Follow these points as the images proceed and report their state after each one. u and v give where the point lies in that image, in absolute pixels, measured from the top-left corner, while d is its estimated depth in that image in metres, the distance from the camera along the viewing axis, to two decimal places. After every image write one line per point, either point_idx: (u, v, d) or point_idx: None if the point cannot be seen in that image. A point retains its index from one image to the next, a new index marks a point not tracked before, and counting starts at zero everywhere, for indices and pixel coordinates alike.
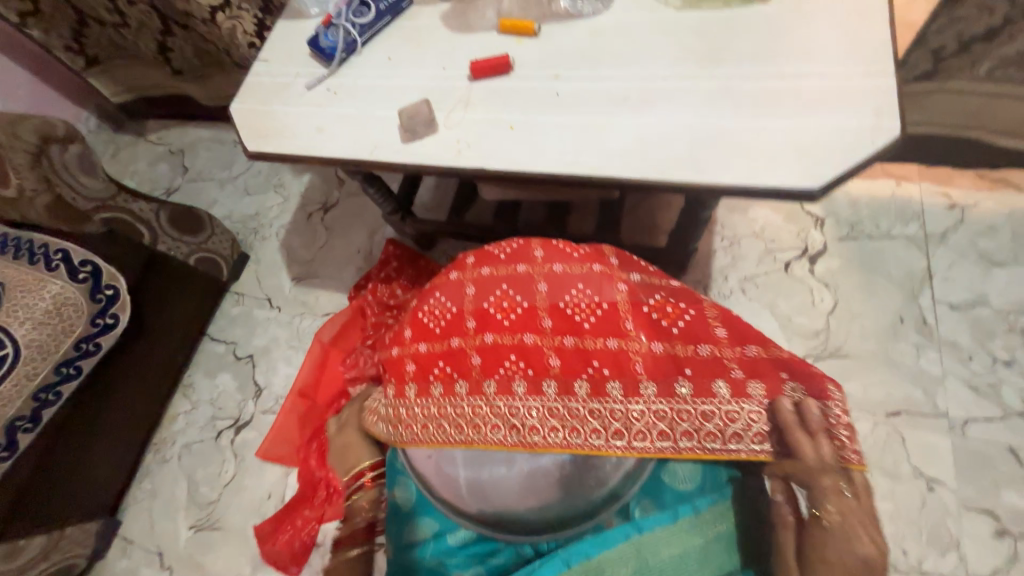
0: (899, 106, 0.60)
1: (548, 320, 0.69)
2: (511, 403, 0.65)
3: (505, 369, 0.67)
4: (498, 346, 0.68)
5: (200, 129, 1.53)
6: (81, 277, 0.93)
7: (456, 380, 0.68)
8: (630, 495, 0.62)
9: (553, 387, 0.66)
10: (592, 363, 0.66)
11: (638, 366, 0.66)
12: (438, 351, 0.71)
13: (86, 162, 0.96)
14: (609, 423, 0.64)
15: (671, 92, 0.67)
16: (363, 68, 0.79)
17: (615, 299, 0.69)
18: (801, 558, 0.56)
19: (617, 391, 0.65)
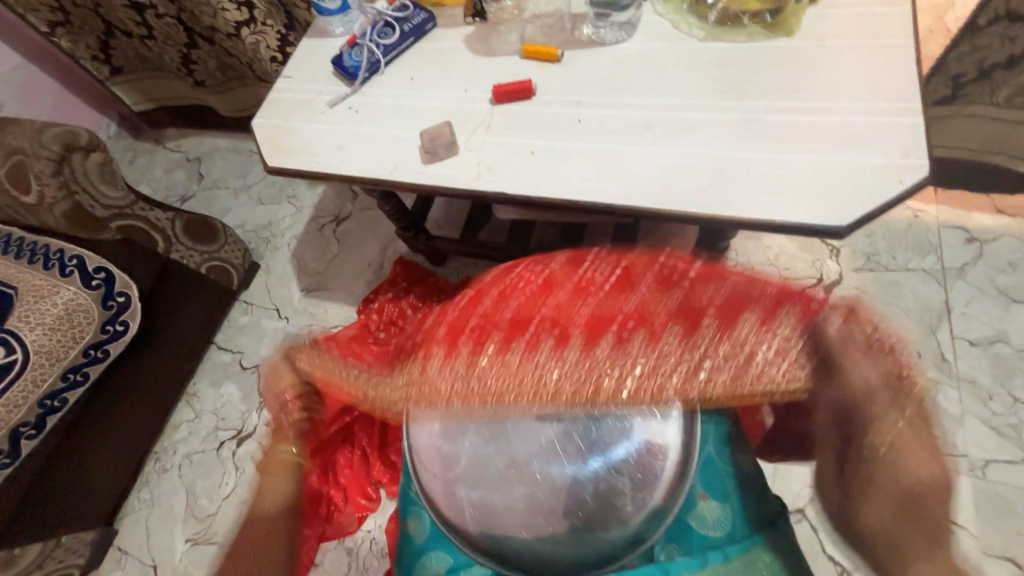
0: (926, 145, 0.60)
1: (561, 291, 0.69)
2: (547, 354, 0.66)
3: (537, 324, 0.67)
4: (528, 304, 0.69)
5: (216, 138, 1.55)
6: (94, 284, 0.94)
7: (489, 336, 0.67)
8: (653, 539, 0.62)
9: (587, 334, 0.66)
10: (621, 313, 0.67)
11: (667, 310, 0.67)
12: (469, 313, 0.70)
13: (106, 170, 0.97)
14: (646, 376, 0.65)
15: (694, 123, 0.67)
16: (384, 88, 0.79)
17: (629, 266, 0.72)
18: (860, 471, 0.59)
19: (650, 337, 0.65)
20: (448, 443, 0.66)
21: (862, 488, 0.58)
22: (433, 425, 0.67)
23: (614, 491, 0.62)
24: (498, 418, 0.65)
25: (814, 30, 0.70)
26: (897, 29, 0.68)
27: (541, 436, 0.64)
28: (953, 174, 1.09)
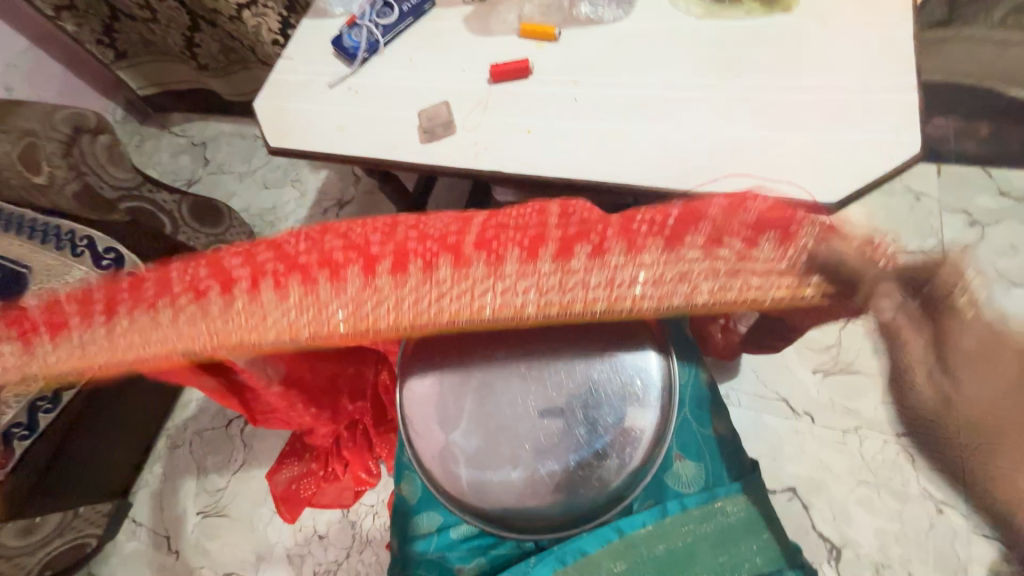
0: (919, 123, 0.61)
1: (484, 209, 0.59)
2: (512, 279, 0.56)
3: (511, 237, 0.56)
4: (505, 234, 0.56)
5: (223, 122, 1.61)
6: (105, 264, 0.98)
7: (468, 261, 0.56)
8: (633, 496, 0.64)
9: (587, 249, 0.55)
10: (598, 229, 0.56)
11: (675, 237, 0.55)
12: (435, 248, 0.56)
13: (114, 152, 1.01)
14: (620, 280, 0.55)
15: (690, 101, 0.68)
16: (383, 69, 0.81)
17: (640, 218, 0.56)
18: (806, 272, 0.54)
19: (622, 249, 0.55)
20: (438, 408, 0.67)
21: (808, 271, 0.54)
22: (422, 391, 0.69)
23: (598, 458, 0.63)
24: (486, 382, 0.67)
25: (811, 8, 0.71)
26: (896, 6, 0.69)
27: (525, 405, 0.66)
28: (954, 148, 1.10)
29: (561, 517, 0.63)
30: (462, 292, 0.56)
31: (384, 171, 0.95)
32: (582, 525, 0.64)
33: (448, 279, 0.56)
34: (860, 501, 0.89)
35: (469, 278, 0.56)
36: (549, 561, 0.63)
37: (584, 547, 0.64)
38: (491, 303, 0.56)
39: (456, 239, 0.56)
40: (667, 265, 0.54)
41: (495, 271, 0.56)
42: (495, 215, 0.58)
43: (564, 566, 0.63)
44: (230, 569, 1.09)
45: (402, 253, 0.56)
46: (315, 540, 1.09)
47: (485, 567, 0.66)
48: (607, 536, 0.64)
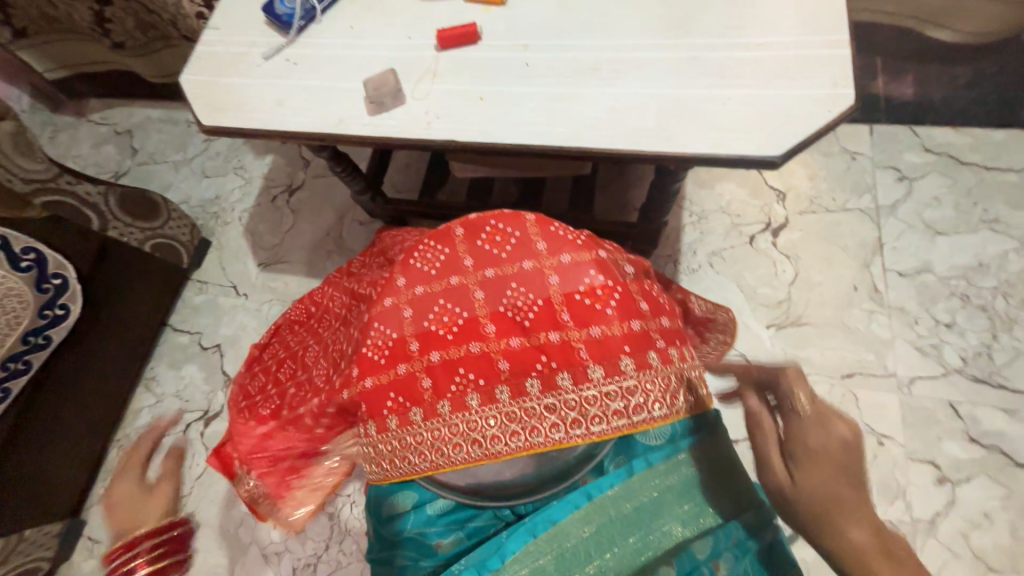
0: (852, 76, 0.64)
1: (415, 343, 0.68)
2: (467, 418, 0.65)
3: (457, 384, 0.66)
4: (446, 361, 0.67)
5: (150, 108, 1.48)
6: (24, 267, 0.89)
7: (410, 409, 0.66)
8: (603, 452, 0.64)
9: (506, 391, 0.66)
10: (541, 359, 0.66)
11: (583, 353, 0.66)
12: (386, 382, 0.67)
13: (20, 140, 0.88)
14: (566, 414, 0.64)
15: (639, 63, 0.68)
16: (323, 38, 0.76)
17: (549, 294, 0.68)
18: None
19: (568, 381, 0.65)
20: None
21: None
22: None
23: None
24: None
25: None
26: None
27: None
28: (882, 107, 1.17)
29: (532, 483, 0.64)
30: (442, 435, 0.65)
31: (334, 148, 0.90)
32: (553, 487, 0.63)
33: (421, 425, 0.66)
34: None
35: (445, 421, 0.65)
36: (519, 535, 0.58)
37: (552, 517, 0.59)
38: (477, 453, 0.64)
39: (404, 368, 0.67)
40: (611, 389, 0.65)
41: (460, 415, 0.65)
42: (429, 346, 0.68)
43: (534, 538, 0.58)
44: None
45: (373, 399, 0.67)
46: (291, 536, 1.05)
47: (465, 542, 0.62)
48: (574, 503, 0.59)
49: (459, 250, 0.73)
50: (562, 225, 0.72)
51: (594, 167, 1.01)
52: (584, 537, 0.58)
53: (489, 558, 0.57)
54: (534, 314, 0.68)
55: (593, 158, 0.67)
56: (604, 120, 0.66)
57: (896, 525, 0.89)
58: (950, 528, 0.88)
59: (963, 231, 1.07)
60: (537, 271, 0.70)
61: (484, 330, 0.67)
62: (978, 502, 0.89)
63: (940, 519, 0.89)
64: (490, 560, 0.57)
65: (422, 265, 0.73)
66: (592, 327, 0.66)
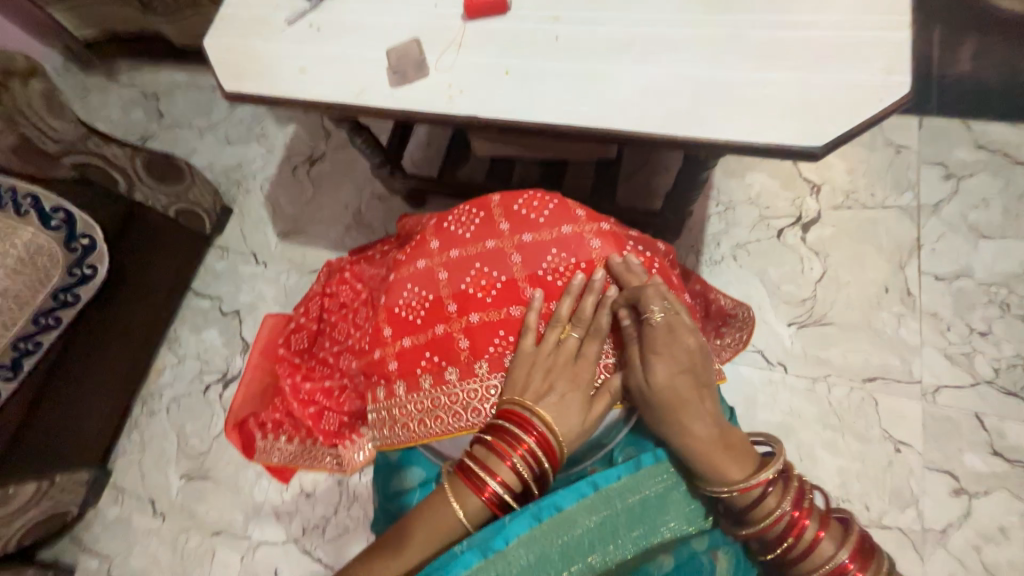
0: (909, 62, 0.59)
1: (453, 305, 0.69)
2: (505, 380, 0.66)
3: (495, 346, 0.66)
4: (484, 323, 0.67)
5: (176, 71, 1.48)
6: (54, 225, 0.91)
7: (445, 369, 0.67)
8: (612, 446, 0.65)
9: None
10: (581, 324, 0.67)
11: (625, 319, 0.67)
12: (422, 342, 0.69)
13: (52, 100, 0.90)
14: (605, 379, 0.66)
15: (675, 41, 0.64)
16: (347, 4, 0.74)
17: (591, 258, 0.68)
18: (643, 355, 0.61)
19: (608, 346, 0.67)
20: None
21: (647, 365, 0.60)
22: None
23: None
24: None
25: None
26: None
27: None
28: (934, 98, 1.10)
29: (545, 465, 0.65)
30: (479, 395, 0.66)
31: (355, 120, 0.89)
32: (561, 474, 0.64)
33: (457, 384, 0.66)
34: (826, 444, 0.93)
35: (483, 381, 0.66)
36: (522, 517, 0.54)
37: (558, 502, 0.56)
38: None
39: (442, 329, 0.68)
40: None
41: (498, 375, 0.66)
42: (468, 308, 0.68)
43: (540, 523, 0.54)
44: (218, 528, 1.10)
45: (409, 357, 0.69)
46: (301, 498, 1.09)
47: None
48: (581, 491, 0.57)
49: (494, 215, 0.73)
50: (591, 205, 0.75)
51: (619, 151, 0.98)
52: (589, 527, 0.55)
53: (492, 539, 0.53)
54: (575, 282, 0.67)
55: (621, 141, 0.64)
56: (635, 101, 0.63)
57: (906, 534, 0.87)
58: (962, 540, 0.86)
59: (1010, 236, 1.00)
60: (577, 236, 0.70)
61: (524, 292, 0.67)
62: (995, 517, 0.86)
63: (952, 530, 0.86)
64: (493, 541, 0.53)
65: (457, 229, 0.73)
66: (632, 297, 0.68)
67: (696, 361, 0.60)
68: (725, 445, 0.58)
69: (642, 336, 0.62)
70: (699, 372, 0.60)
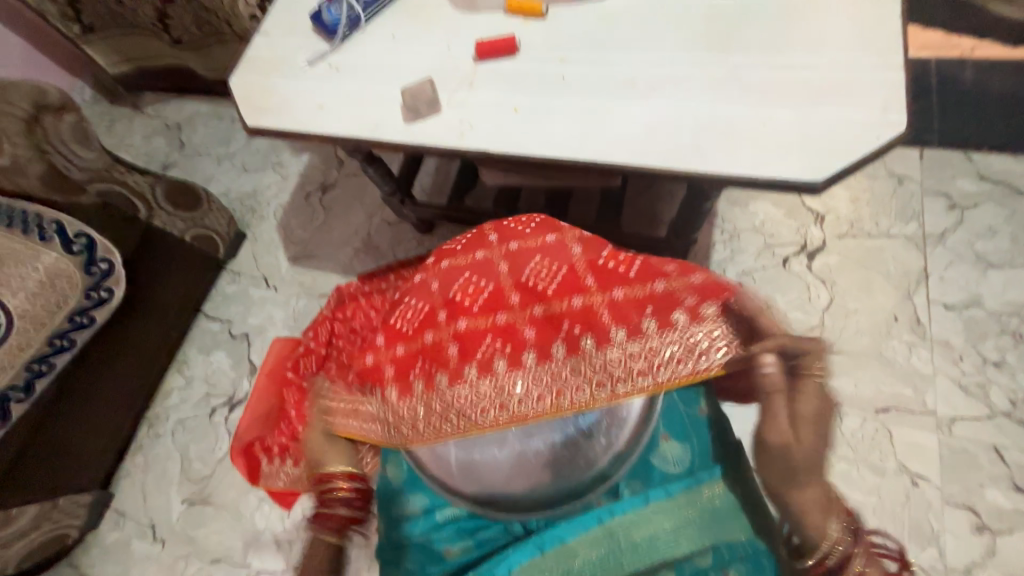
0: (906, 99, 0.61)
1: (439, 313, 0.65)
2: (493, 382, 0.62)
3: (482, 350, 0.63)
4: (471, 330, 0.64)
5: (199, 103, 1.56)
6: (75, 250, 0.95)
7: (431, 376, 0.64)
8: (619, 475, 0.63)
9: (532, 356, 0.63)
10: (564, 324, 0.64)
11: (608, 316, 0.63)
12: (406, 351, 0.65)
13: (80, 131, 0.95)
14: (594, 375, 0.62)
15: (677, 78, 0.67)
16: (365, 45, 0.78)
17: (573, 260, 0.66)
18: (790, 414, 0.55)
19: (592, 343, 0.62)
20: None
21: (792, 431, 0.54)
22: None
23: (584, 438, 0.63)
24: None
25: None
26: None
27: None
28: (932, 130, 1.12)
29: (544, 500, 0.63)
30: (467, 401, 0.63)
31: (368, 151, 0.92)
32: (566, 504, 0.62)
33: (445, 392, 0.63)
34: (839, 477, 0.91)
35: (469, 386, 0.63)
36: (527, 548, 0.58)
37: (562, 535, 0.59)
38: (502, 418, 0.62)
39: (427, 338, 0.65)
40: (632, 350, 0.61)
41: (486, 378, 0.63)
42: (450, 316, 0.65)
43: (542, 553, 0.58)
44: (216, 556, 1.08)
45: (393, 367, 0.65)
46: (303, 525, 1.07)
47: (473, 551, 0.62)
48: (586, 524, 0.59)
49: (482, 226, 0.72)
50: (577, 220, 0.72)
51: (624, 181, 1.00)
52: (589, 560, 0.57)
53: (494, 568, 0.58)
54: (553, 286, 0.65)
55: (625, 174, 0.66)
56: (638, 138, 0.65)
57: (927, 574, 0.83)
58: None
59: (1018, 266, 1.00)
60: (559, 243, 0.68)
61: (509, 298, 0.65)
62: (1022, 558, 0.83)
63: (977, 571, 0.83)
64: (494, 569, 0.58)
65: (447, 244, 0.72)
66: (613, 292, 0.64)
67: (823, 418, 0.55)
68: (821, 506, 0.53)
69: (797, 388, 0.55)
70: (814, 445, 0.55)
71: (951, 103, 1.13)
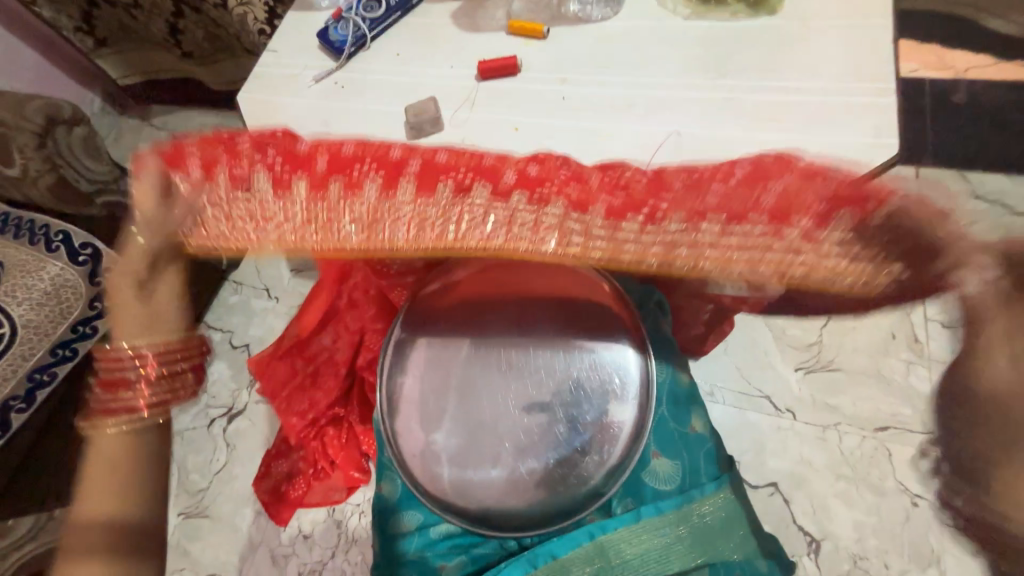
0: (896, 124, 0.63)
1: (503, 165, 0.61)
2: (536, 216, 0.57)
3: (544, 188, 0.58)
4: (530, 177, 0.60)
5: (206, 116, 1.58)
6: (81, 260, 0.95)
7: (471, 183, 0.58)
8: (612, 493, 0.62)
9: (598, 208, 0.57)
10: (651, 198, 0.57)
11: (710, 199, 0.57)
12: (458, 176, 0.59)
13: (90, 144, 0.99)
14: (640, 229, 0.56)
15: (675, 100, 0.69)
16: (370, 64, 0.81)
17: (663, 169, 0.62)
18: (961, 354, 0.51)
19: (675, 219, 0.56)
20: (425, 431, 0.64)
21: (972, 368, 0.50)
22: (402, 385, 0.66)
23: (577, 456, 0.62)
24: (471, 383, 0.65)
25: (796, 10, 0.72)
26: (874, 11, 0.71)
27: (506, 402, 0.64)
28: (926, 151, 1.14)
29: (539, 516, 0.62)
30: (498, 221, 0.57)
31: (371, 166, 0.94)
32: (559, 523, 0.61)
33: (481, 203, 0.57)
34: (839, 496, 0.90)
35: (506, 206, 0.57)
36: (519, 565, 0.60)
37: (553, 551, 0.60)
38: (502, 237, 0.57)
39: (488, 172, 0.60)
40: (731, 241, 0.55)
41: (530, 209, 0.57)
42: (530, 178, 0.60)
43: (535, 569, 0.60)
44: (211, 570, 1.07)
45: (427, 174, 0.59)
46: (297, 540, 1.06)
47: (468, 567, 0.63)
48: (578, 540, 0.61)
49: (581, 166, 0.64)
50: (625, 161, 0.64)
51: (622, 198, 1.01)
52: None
53: None
54: (642, 184, 0.59)
55: None
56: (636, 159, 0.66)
57: None
58: None
59: None
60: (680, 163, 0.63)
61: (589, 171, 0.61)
62: None
63: None
64: None
65: (534, 165, 0.61)
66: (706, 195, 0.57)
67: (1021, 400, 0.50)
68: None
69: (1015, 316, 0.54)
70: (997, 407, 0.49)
71: (944, 124, 1.15)
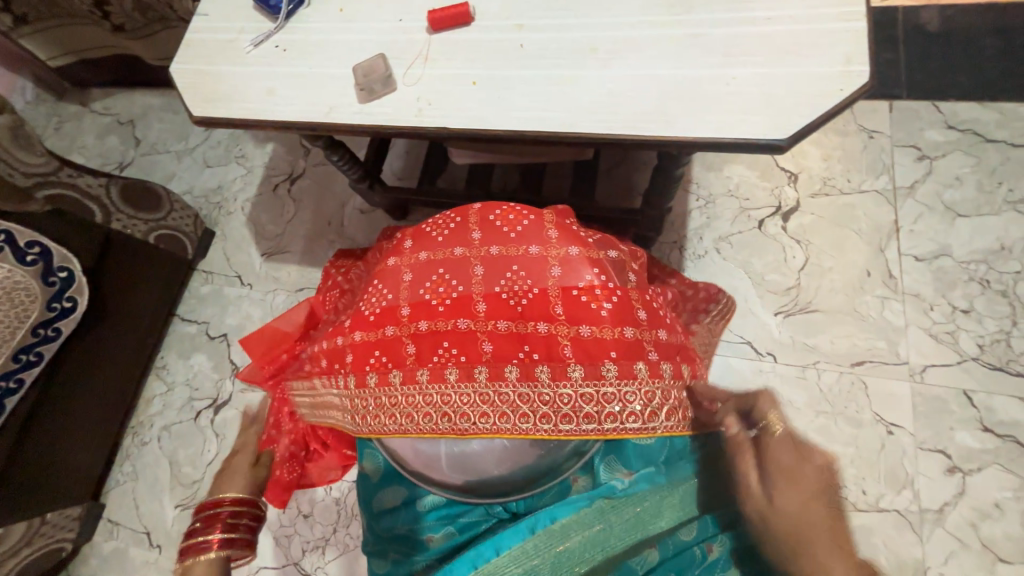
0: (868, 51, 0.60)
1: (406, 309, 0.70)
2: (442, 391, 0.65)
3: (438, 356, 0.66)
4: (432, 331, 0.67)
5: (151, 97, 1.48)
6: (30, 260, 0.90)
7: (390, 369, 0.68)
8: (594, 452, 0.65)
9: (484, 371, 0.65)
10: (524, 347, 0.65)
11: (567, 350, 0.65)
12: (372, 340, 0.71)
13: (19, 133, 0.87)
14: (537, 407, 0.64)
15: (639, 41, 0.65)
16: (312, 22, 0.74)
17: (546, 284, 0.68)
18: (760, 469, 0.57)
19: (546, 374, 0.65)
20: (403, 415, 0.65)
21: (763, 480, 0.56)
22: None
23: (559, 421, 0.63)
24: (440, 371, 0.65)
25: None
26: None
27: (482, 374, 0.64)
28: (899, 83, 1.11)
29: (523, 482, 0.64)
30: (416, 401, 0.66)
31: (329, 137, 0.89)
32: (543, 486, 0.64)
33: (398, 387, 0.67)
34: (819, 431, 0.93)
35: (422, 388, 0.66)
36: (516, 531, 0.58)
37: (553, 514, 0.59)
38: (443, 427, 0.64)
39: (392, 331, 0.69)
40: (586, 392, 0.64)
41: (436, 384, 0.65)
42: (418, 314, 0.69)
43: (532, 535, 0.58)
44: None
45: (360, 353, 0.71)
46: (300, 520, 1.08)
47: (456, 537, 0.62)
48: (576, 504, 0.60)
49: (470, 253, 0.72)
50: (501, 217, 0.74)
51: (595, 153, 0.98)
52: (580, 539, 0.58)
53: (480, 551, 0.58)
54: (528, 301, 0.67)
55: (591, 144, 0.64)
56: (601, 107, 0.63)
57: (904, 515, 0.87)
58: (960, 517, 0.86)
59: (985, 214, 1.02)
60: (542, 258, 0.70)
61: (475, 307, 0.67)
62: (988, 492, 0.87)
63: (949, 509, 0.87)
64: (483, 554, 0.58)
65: (433, 233, 0.76)
66: (582, 324, 0.66)
67: (817, 486, 0.54)
68: (790, 470, 0.55)
69: (759, 452, 0.59)
70: (780, 503, 0.54)
71: (917, 53, 1.12)
